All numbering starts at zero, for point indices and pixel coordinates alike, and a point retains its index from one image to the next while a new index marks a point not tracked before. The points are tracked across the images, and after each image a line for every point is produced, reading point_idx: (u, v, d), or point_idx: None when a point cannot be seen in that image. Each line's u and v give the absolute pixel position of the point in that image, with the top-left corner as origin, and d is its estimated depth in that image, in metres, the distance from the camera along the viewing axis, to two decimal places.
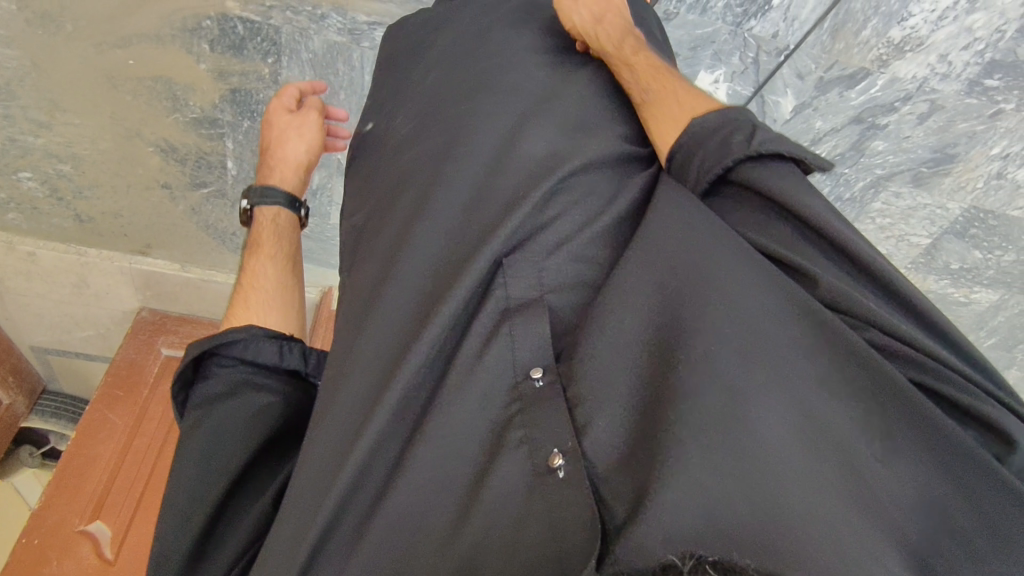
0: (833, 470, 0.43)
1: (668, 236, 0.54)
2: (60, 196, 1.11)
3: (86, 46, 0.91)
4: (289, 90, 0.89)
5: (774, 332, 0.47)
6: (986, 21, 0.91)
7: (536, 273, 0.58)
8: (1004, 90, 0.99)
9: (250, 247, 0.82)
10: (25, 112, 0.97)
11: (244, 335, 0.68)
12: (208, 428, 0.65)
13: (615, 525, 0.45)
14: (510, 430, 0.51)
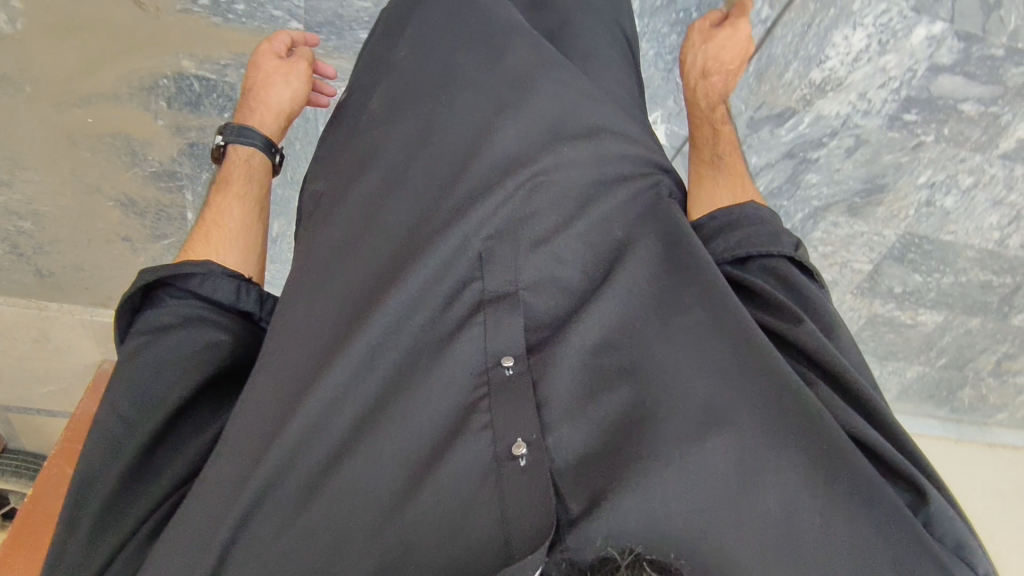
0: (769, 497, 0.52)
1: (653, 278, 0.62)
2: (20, 252, 1.12)
3: (45, 107, 0.94)
4: (281, 38, 0.86)
5: (735, 375, 0.57)
6: (899, 61, 0.98)
7: (513, 267, 0.63)
8: (922, 123, 1.06)
9: (220, 183, 0.81)
10: None
11: (201, 268, 0.70)
12: (154, 357, 0.66)
13: (569, 517, 0.53)
14: (475, 411, 0.58)
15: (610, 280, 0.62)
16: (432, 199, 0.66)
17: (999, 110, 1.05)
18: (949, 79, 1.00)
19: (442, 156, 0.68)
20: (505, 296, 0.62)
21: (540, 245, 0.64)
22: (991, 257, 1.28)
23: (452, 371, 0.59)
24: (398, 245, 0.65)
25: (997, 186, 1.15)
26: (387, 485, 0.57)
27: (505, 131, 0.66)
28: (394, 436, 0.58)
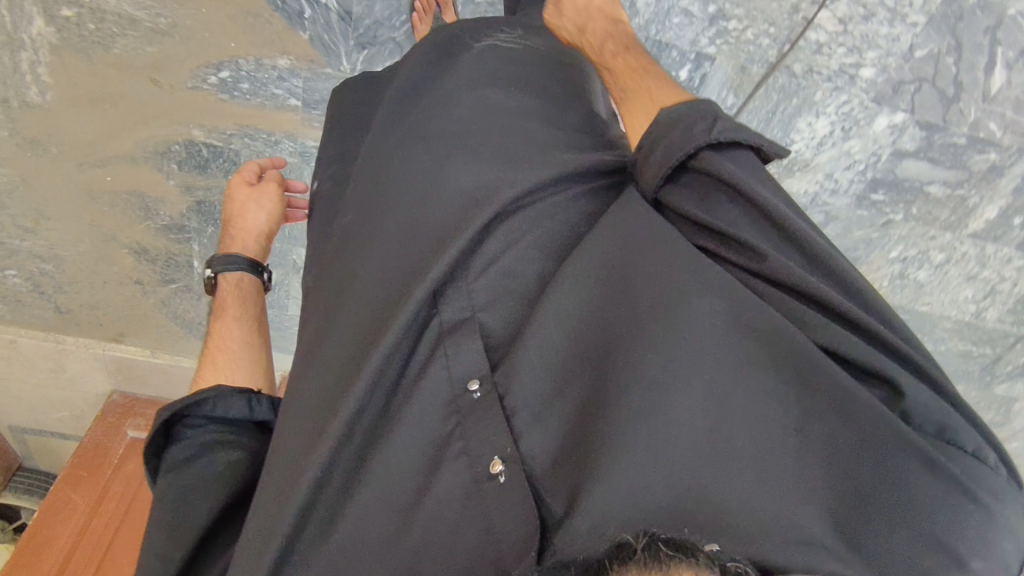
0: (753, 452, 0.46)
1: (613, 254, 0.57)
2: (41, 291, 1.21)
3: (69, 165, 1.03)
4: (251, 166, 0.96)
5: (696, 325, 0.50)
6: (862, 146, 1.02)
7: (470, 298, 0.61)
8: (891, 203, 1.10)
9: (217, 311, 0.88)
10: (13, 219, 1.10)
11: (211, 395, 0.73)
12: (180, 488, 0.69)
13: (553, 522, 0.53)
14: (450, 441, 0.58)
15: (557, 277, 0.58)
16: (399, 257, 0.65)
17: (966, 193, 1.09)
18: (913, 163, 1.04)
19: (408, 214, 0.67)
20: (463, 322, 0.60)
21: (492, 265, 0.62)
22: (970, 328, 1.30)
23: (422, 407, 0.59)
24: (373, 293, 0.64)
25: (969, 262, 1.18)
26: (382, 520, 0.58)
27: (460, 171, 0.68)
28: (380, 479, 0.58)
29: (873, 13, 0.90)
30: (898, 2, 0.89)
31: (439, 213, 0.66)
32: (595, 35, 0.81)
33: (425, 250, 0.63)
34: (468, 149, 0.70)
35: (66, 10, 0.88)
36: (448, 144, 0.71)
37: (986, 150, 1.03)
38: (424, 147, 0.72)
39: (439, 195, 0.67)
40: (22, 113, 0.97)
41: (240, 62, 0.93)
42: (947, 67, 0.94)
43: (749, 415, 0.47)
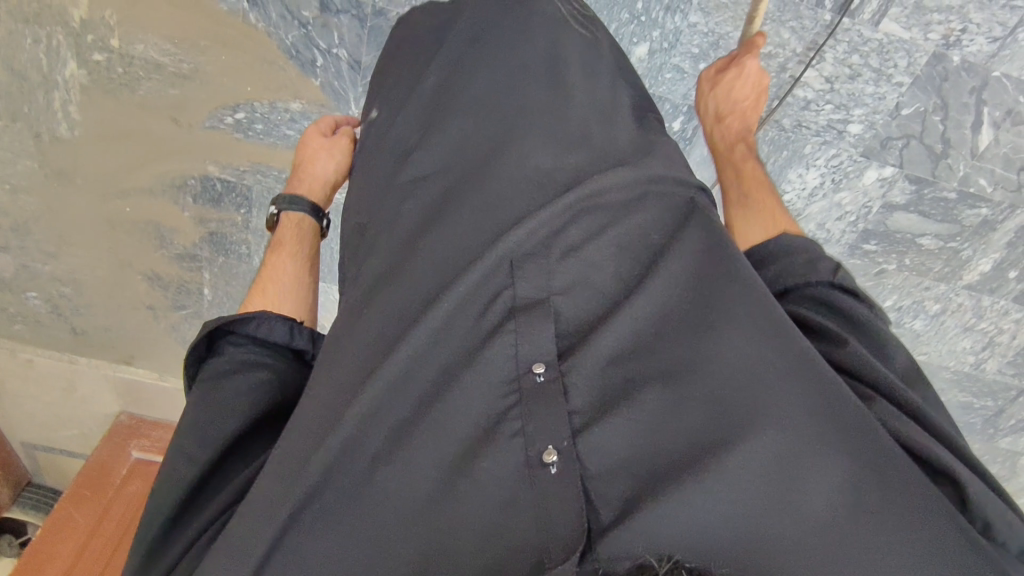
0: (813, 506, 0.46)
1: (696, 282, 0.57)
2: (59, 312, 1.27)
3: (92, 196, 1.09)
4: (325, 120, 0.92)
5: (771, 381, 0.50)
6: (853, 199, 1.05)
7: (546, 275, 0.57)
8: (884, 253, 1.12)
9: (273, 245, 0.84)
10: (37, 244, 1.16)
11: (255, 314, 0.68)
12: (208, 403, 0.62)
13: (599, 527, 0.46)
14: (506, 419, 0.51)
15: (637, 292, 0.56)
16: (460, 236, 0.60)
17: (959, 246, 1.10)
18: (904, 216, 1.07)
19: (467, 191, 0.63)
20: (537, 303, 0.56)
21: (571, 252, 0.58)
22: (967, 380, 1.29)
23: (478, 384, 0.52)
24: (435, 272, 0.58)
25: (965, 314, 1.19)
26: (418, 494, 0.49)
27: (534, 152, 0.65)
28: (421, 451, 0.50)
29: (858, 73, 0.93)
30: (882, 63, 0.92)
31: (515, 197, 0.61)
32: (731, 130, 0.85)
33: (496, 228, 0.60)
34: (544, 126, 0.67)
35: (97, 56, 0.94)
36: (522, 117, 0.68)
37: (977, 205, 1.04)
38: (483, 123, 0.68)
39: (517, 174, 0.63)
40: (52, 146, 1.04)
41: (255, 105, 0.98)
42: (934, 124, 0.96)
43: (812, 468, 0.47)
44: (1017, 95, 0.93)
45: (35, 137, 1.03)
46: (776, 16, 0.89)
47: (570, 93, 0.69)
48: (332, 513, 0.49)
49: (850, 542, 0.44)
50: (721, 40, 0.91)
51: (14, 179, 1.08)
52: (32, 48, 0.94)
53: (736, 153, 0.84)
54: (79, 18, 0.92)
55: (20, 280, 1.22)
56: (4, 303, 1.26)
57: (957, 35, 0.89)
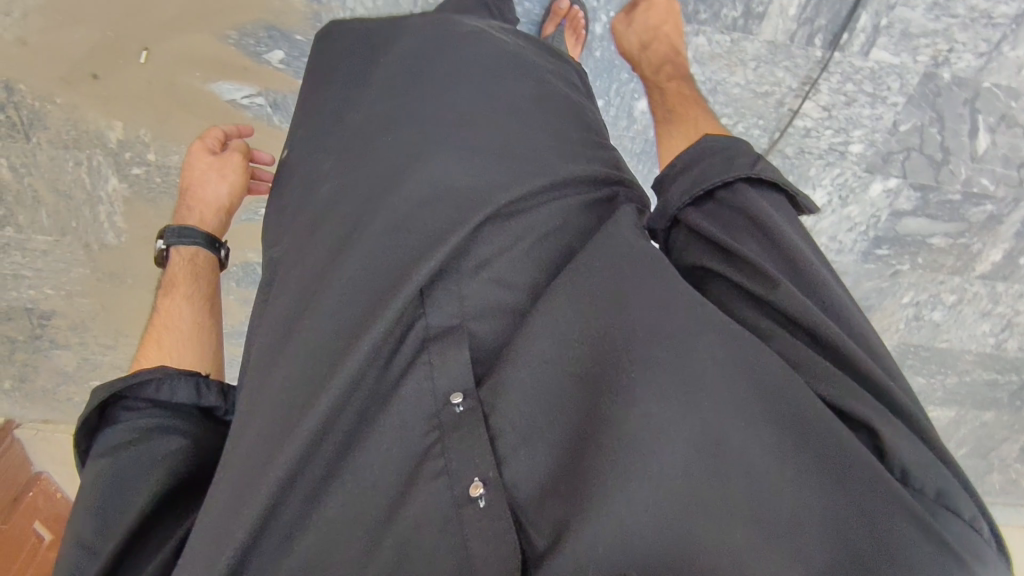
0: (733, 498, 0.40)
1: (613, 269, 0.50)
2: None
3: (143, 291, 1.16)
4: (214, 133, 0.86)
5: (692, 360, 0.44)
6: (861, 211, 1.09)
7: (457, 299, 0.51)
8: (896, 256, 1.16)
9: (164, 288, 0.76)
10: (95, 338, 1.24)
11: (155, 374, 0.61)
12: (108, 485, 0.56)
13: (535, 557, 0.44)
14: (427, 461, 0.47)
15: (547, 297, 0.50)
16: (376, 261, 0.52)
17: (967, 242, 1.14)
18: (912, 220, 1.11)
19: (374, 226, 0.54)
20: (451, 331, 0.50)
21: (482, 270, 0.52)
22: (991, 359, 1.32)
23: (398, 425, 0.48)
24: (353, 307, 0.50)
25: (982, 301, 1.22)
26: (342, 549, 0.46)
27: (448, 165, 0.56)
28: (343, 504, 0.46)
29: (854, 99, 0.97)
30: (876, 88, 0.95)
31: (435, 207, 0.53)
32: (656, 57, 0.84)
33: (406, 253, 0.51)
34: (465, 140, 0.58)
35: (137, 169, 1.00)
36: (439, 132, 0.59)
37: (982, 203, 1.08)
38: (419, 125, 0.60)
39: (433, 192, 0.54)
40: (101, 253, 1.11)
41: None
42: (932, 136, 1.00)
43: (731, 456, 0.41)
44: (1009, 101, 0.97)
45: (85, 247, 1.10)
46: (769, 58, 0.93)
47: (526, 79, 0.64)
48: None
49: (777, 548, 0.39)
50: (718, 85, 0.96)
51: (68, 285, 1.15)
52: (74, 170, 1.00)
53: (661, 75, 0.82)
54: (116, 139, 0.97)
55: (83, 372, 1.29)
56: (69, 395, 1.34)
57: (945, 54, 0.92)
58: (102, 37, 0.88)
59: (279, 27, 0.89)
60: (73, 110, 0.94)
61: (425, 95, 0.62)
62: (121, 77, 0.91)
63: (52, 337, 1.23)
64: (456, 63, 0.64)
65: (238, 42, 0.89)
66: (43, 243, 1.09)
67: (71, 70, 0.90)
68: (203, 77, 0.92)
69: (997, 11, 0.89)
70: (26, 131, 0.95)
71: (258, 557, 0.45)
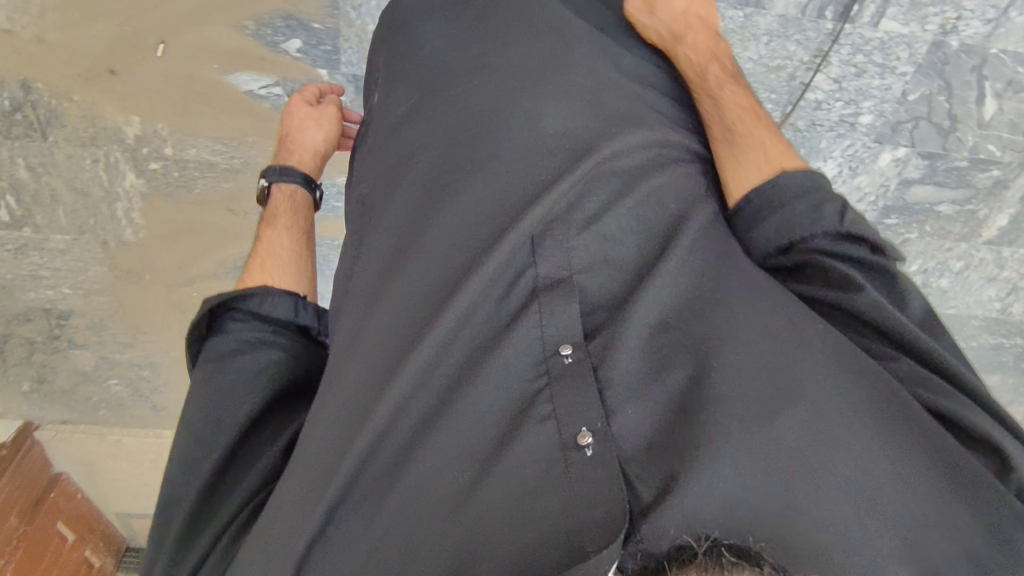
0: (845, 468, 0.49)
1: (706, 256, 0.59)
2: (140, 393, 1.35)
3: (161, 287, 1.16)
4: (310, 89, 0.89)
5: (805, 361, 0.53)
6: (871, 180, 1.11)
7: (566, 253, 0.59)
8: (904, 225, 1.18)
9: (267, 219, 0.82)
10: (113, 336, 1.24)
11: (259, 291, 0.70)
12: (220, 383, 0.65)
13: (640, 506, 0.48)
14: (537, 402, 0.53)
15: (657, 267, 0.58)
16: (481, 202, 0.62)
17: (974, 208, 1.16)
18: (921, 189, 1.13)
19: (485, 176, 0.64)
20: (562, 282, 0.58)
21: (592, 224, 0.60)
22: (996, 324, 1.35)
23: (507, 366, 0.55)
24: (457, 245, 0.61)
25: (988, 266, 1.25)
26: (449, 481, 0.52)
27: (548, 112, 0.66)
28: (455, 441, 0.53)
29: (864, 70, 0.98)
30: (886, 58, 0.97)
31: (533, 156, 0.64)
32: (695, 42, 0.73)
33: (505, 205, 0.62)
34: (555, 89, 0.67)
35: (154, 164, 1.00)
36: (525, 86, 0.68)
37: (989, 168, 1.10)
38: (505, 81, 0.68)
39: (531, 142, 0.64)
40: (119, 250, 1.10)
41: None
42: (940, 104, 1.02)
43: (839, 436, 0.50)
44: (1015, 67, 0.98)
45: (103, 245, 1.09)
46: (781, 33, 0.95)
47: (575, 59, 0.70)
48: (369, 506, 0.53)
49: (868, 501, 0.48)
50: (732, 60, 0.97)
51: (87, 284, 1.15)
52: (91, 167, 1.00)
53: (710, 77, 0.72)
54: (134, 135, 0.97)
55: (102, 370, 1.29)
56: (88, 394, 1.34)
57: (953, 22, 0.94)
58: (121, 32, 0.88)
59: (296, 15, 0.88)
60: (91, 107, 0.93)
61: (488, 67, 0.70)
62: (139, 72, 0.91)
63: (70, 337, 1.23)
64: (518, 35, 0.71)
65: (256, 32, 0.89)
66: (62, 242, 1.09)
67: (87, 66, 0.90)
68: (221, 69, 0.92)
69: None
70: (43, 129, 0.95)
71: (361, 492, 0.53)
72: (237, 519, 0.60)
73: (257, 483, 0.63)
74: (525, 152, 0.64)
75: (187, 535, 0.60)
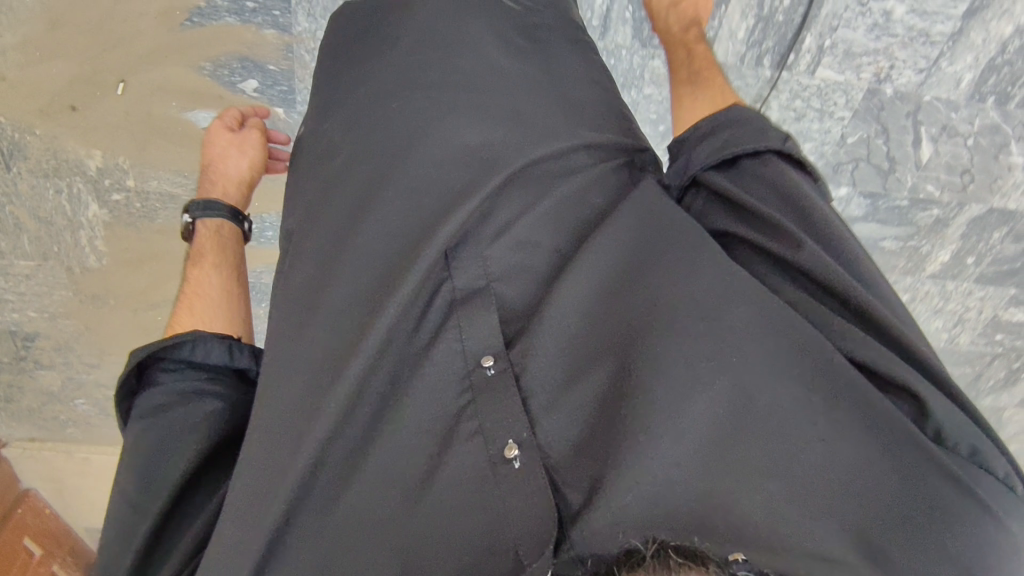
0: (769, 444, 0.46)
1: (629, 245, 0.58)
2: (108, 413, 1.36)
3: (125, 312, 1.18)
4: (231, 112, 0.90)
5: (731, 328, 0.50)
6: None
7: (481, 265, 0.59)
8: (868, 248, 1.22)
9: (193, 258, 0.81)
10: (79, 358, 1.25)
11: (189, 336, 0.68)
12: (153, 438, 0.64)
13: (570, 514, 0.51)
14: (461, 420, 0.56)
15: (574, 263, 0.57)
16: (398, 223, 0.61)
17: (917, 243, 1.21)
18: (864, 225, 1.18)
19: (379, 215, 0.61)
20: (479, 292, 0.59)
21: (504, 232, 0.60)
22: (945, 353, 1.39)
23: (433, 380, 0.57)
24: (374, 272, 0.59)
25: (933, 299, 1.29)
26: (390, 503, 0.54)
27: (457, 129, 0.65)
28: (392, 457, 0.55)
29: (803, 114, 1.02)
30: (824, 103, 1.01)
31: (448, 174, 0.62)
32: (684, 14, 0.85)
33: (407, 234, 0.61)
34: (470, 105, 0.66)
35: (117, 196, 1.03)
36: (446, 99, 0.66)
37: (929, 207, 1.14)
38: (418, 101, 0.67)
39: (449, 156, 0.63)
40: (83, 276, 1.13)
41: (265, 216, 1.11)
42: (878, 146, 1.06)
43: (762, 412, 0.47)
44: (950, 112, 1.02)
45: (67, 271, 1.12)
46: None
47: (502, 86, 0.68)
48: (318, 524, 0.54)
49: (808, 484, 0.45)
50: None
51: (51, 308, 1.17)
52: (54, 198, 1.03)
53: (690, 34, 0.85)
54: (95, 167, 1.00)
55: (68, 390, 1.31)
56: (55, 413, 1.35)
57: (886, 71, 0.97)
58: (80, 72, 0.90)
59: (252, 58, 0.92)
60: (53, 140, 0.96)
61: (397, 95, 0.68)
62: (100, 110, 0.94)
63: (37, 358, 1.25)
64: (435, 58, 0.69)
65: (212, 72, 0.93)
66: (26, 268, 1.11)
67: (48, 102, 0.93)
68: (179, 106, 0.95)
69: (934, 31, 0.94)
70: (7, 161, 0.98)
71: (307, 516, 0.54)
72: None
73: (192, 545, 0.62)
74: (437, 170, 0.63)
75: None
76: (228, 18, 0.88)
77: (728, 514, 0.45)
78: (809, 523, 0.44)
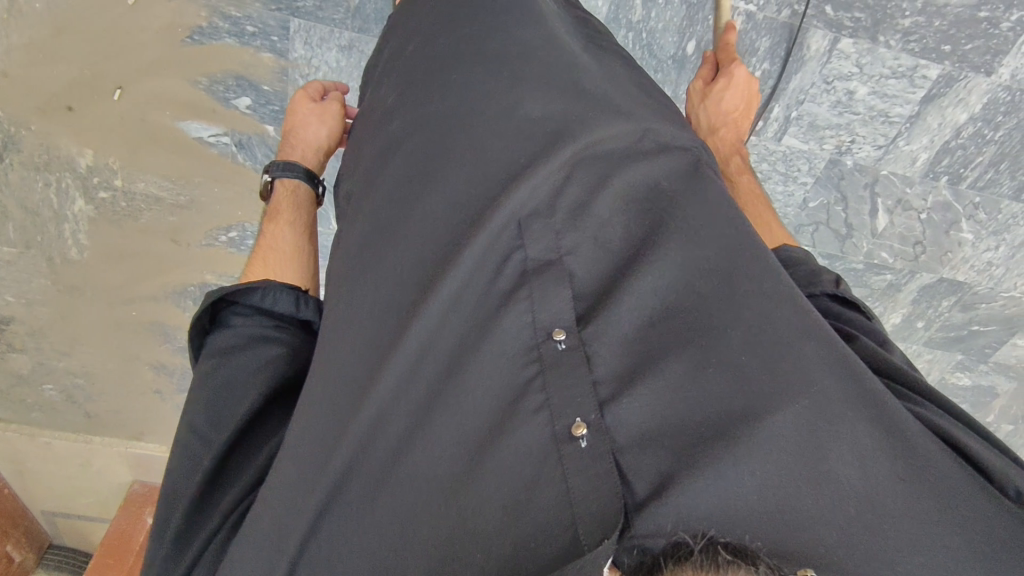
0: (847, 465, 0.43)
1: (706, 238, 0.53)
2: (74, 400, 1.37)
3: (103, 304, 1.21)
4: (314, 85, 0.85)
5: (802, 349, 0.48)
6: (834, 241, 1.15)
7: (554, 235, 0.55)
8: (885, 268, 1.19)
9: (269, 215, 0.79)
10: (51, 345, 1.27)
11: (261, 284, 0.67)
12: (220, 377, 0.63)
13: (635, 505, 0.45)
14: (529, 391, 0.50)
15: (651, 256, 0.53)
16: (456, 194, 0.58)
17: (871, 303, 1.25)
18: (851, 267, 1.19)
19: (425, 201, 0.58)
20: (550, 265, 0.54)
21: (559, 215, 0.56)
22: None
23: (496, 351, 0.52)
24: (439, 240, 0.56)
25: None
26: (429, 485, 0.50)
27: (523, 100, 0.60)
28: (435, 440, 0.51)
29: (768, 177, 1.08)
30: (788, 168, 1.07)
31: (510, 145, 0.58)
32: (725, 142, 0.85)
33: (453, 232, 0.56)
34: (538, 77, 0.62)
35: (103, 193, 1.06)
36: (512, 67, 0.63)
37: (882, 272, 1.20)
38: (473, 70, 0.63)
39: (509, 127, 0.59)
40: (63, 268, 1.15)
41: (246, 226, 1.12)
42: (837, 213, 1.12)
43: (834, 433, 0.44)
44: (904, 187, 1.08)
45: (48, 260, 1.14)
46: None
47: (557, 63, 0.63)
48: (359, 508, 0.50)
49: (889, 513, 0.42)
50: None
51: (30, 294, 1.19)
52: (43, 190, 1.05)
53: (732, 166, 0.82)
54: (86, 165, 1.03)
55: (37, 375, 1.32)
56: (23, 395, 1.36)
57: (847, 144, 1.03)
58: (80, 74, 0.93)
59: (247, 77, 0.96)
60: (47, 137, 0.99)
61: (433, 84, 0.64)
62: (96, 112, 0.97)
63: (9, 341, 1.26)
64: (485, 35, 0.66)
65: (208, 87, 0.96)
66: (8, 255, 1.13)
67: (48, 101, 0.96)
68: (172, 116, 0.99)
69: (893, 112, 1.00)
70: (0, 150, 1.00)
71: (354, 494, 0.51)
72: (217, 536, 0.57)
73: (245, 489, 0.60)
74: (506, 133, 0.59)
75: (178, 537, 0.58)
76: (227, 39, 0.93)
77: (809, 537, 0.41)
78: (888, 554, 0.41)
